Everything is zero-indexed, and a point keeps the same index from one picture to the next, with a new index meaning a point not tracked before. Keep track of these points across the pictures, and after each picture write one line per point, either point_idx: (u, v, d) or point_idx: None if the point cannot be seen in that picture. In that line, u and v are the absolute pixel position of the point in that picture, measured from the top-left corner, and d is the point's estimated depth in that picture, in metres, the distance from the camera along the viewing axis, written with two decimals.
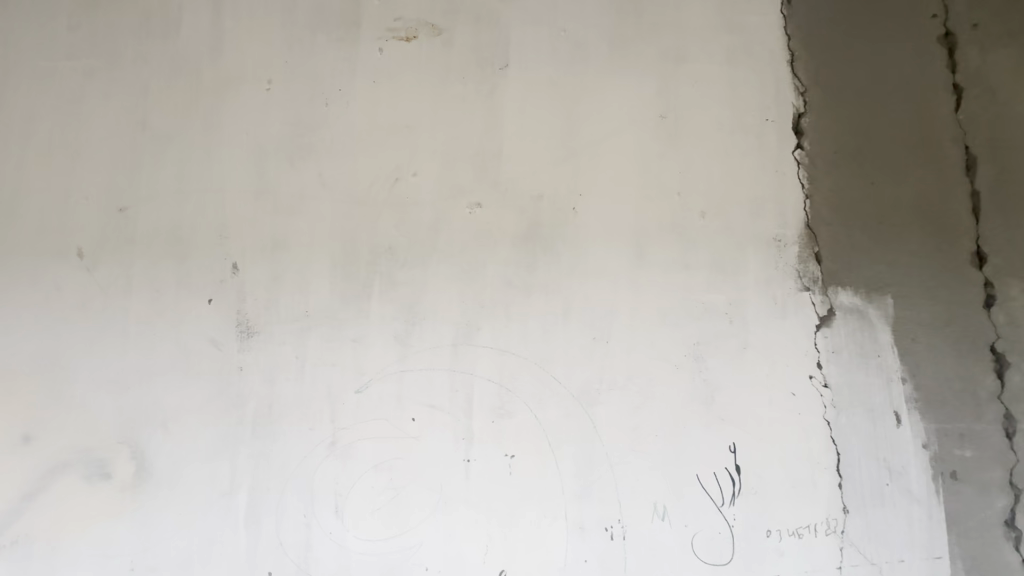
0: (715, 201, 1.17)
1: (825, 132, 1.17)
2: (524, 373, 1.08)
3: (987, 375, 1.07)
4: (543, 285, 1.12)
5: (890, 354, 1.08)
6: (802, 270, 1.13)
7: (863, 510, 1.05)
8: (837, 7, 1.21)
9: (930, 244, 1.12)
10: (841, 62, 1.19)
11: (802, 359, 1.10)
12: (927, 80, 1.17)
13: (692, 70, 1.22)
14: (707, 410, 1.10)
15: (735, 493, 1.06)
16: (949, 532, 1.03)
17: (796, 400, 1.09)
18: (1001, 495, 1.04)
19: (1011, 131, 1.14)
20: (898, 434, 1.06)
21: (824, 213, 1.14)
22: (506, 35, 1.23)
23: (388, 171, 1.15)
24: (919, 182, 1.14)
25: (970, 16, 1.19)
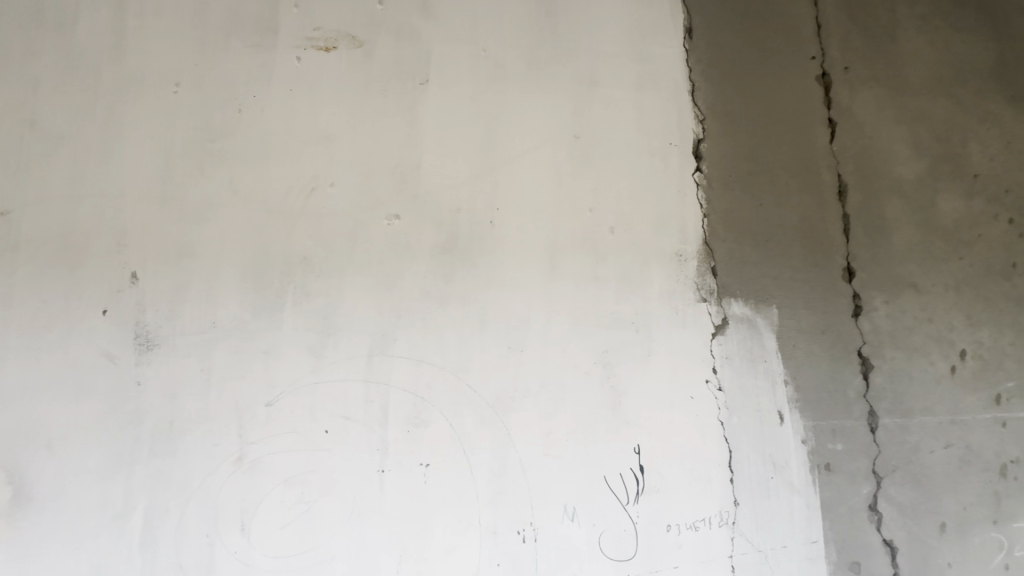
0: (623, 218, 1.24)
1: (723, 157, 1.30)
2: (438, 383, 1.12)
3: (854, 378, 1.25)
4: (459, 295, 1.16)
5: (774, 358, 1.23)
6: (700, 282, 1.24)
7: (751, 502, 1.17)
8: (734, 45, 1.36)
9: (808, 259, 1.28)
10: (737, 94, 1.34)
11: (700, 366, 1.21)
12: (805, 115, 1.36)
13: (604, 94, 1.29)
14: (614, 414, 1.16)
15: (638, 492, 1.14)
16: (823, 518, 1.19)
17: (694, 403, 1.19)
18: (866, 483, 1.21)
19: (868, 163, 1.36)
20: (781, 430, 1.20)
21: (720, 230, 1.27)
22: (427, 49, 1.25)
23: (306, 181, 1.16)
24: (798, 204, 1.31)
25: (842, 60, 1.40)
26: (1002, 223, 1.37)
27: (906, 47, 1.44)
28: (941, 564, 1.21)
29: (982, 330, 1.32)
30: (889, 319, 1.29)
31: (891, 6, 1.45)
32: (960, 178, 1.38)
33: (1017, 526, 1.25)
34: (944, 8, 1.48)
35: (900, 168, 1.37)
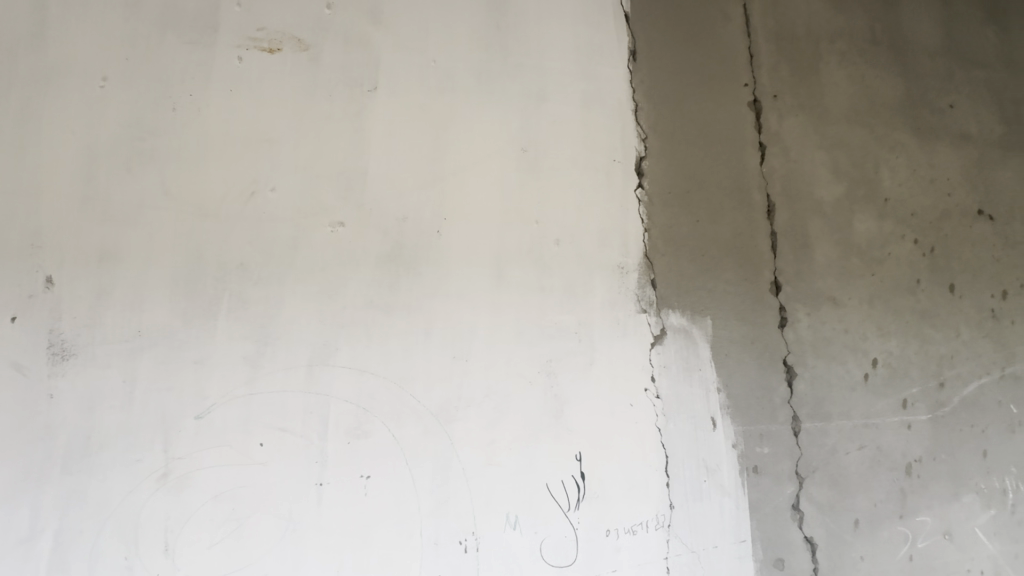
0: (568, 231, 1.27)
1: (663, 174, 1.37)
2: (381, 393, 1.10)
3: (780, 385, 1.34)
4: (404, 304, 1.15)
5: (708, 367, 1.29)
6: (641, 294, 1.29)
7: (685, 505, 1.22)
8: (674, 69, 1.43)
9: (739, 273, 1.36)
10: (676, 116, 1.41)
11: (639, 374, 1.25)
12: (738, 138, 1.45)
13: (552, 110, 1.33)
14: (557, 422, 1.18)
15: (579, 498, 1.17)
16: (751, 518, 1.26)
17: (633, 411, 1.23)
18: (789, 484, 1.30)
19: (794, 185, 1.46)
20: (714, 436, 1.27)
21: (660, 245, 1.33)
22: (375, 56, 1.24)
23: (245, 184, 1.12)
24: (731, 222, 1.39)
25: (771, 88, 1.50)
26: (908, 243, 1.52)
27: (828, 79, 1.56)
28: (854, 558, 1.31)
29: (891, 341, 1.44)
30: (811, 330, 1.39)
31: (815, 41, 1.58)
32: (873, 201, 1.51)
33: (918, 519, 1.37)
34: (861, 46, 1.62)
35: (822, 190, 1.48)
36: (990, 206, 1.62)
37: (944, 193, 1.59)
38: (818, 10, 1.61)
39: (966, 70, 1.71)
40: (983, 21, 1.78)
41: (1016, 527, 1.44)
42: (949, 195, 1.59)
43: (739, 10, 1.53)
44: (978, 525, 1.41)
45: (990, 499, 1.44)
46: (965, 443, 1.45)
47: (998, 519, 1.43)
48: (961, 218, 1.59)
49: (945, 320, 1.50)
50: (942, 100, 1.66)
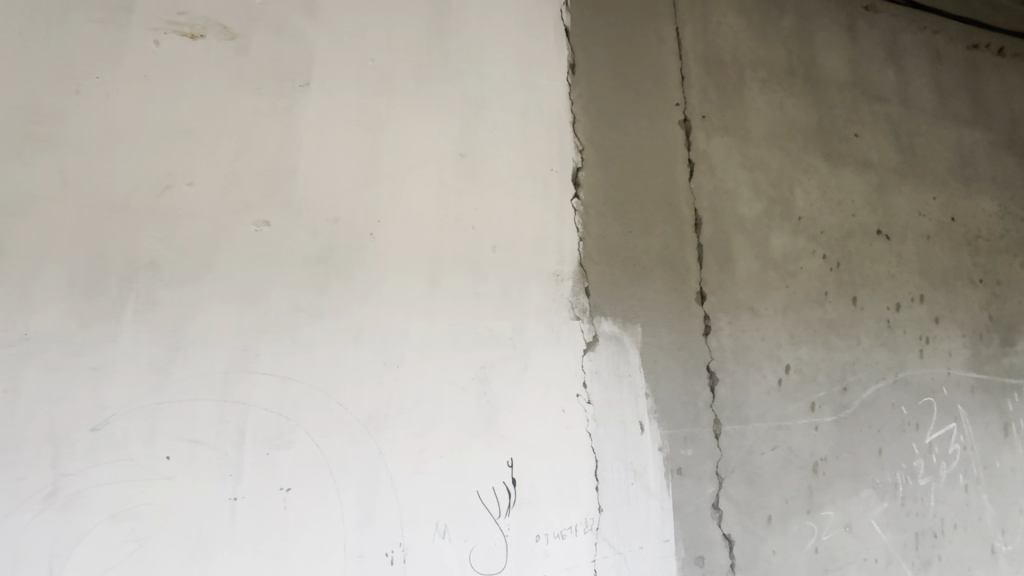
0: (505, 238, 1.28)
1: (598, 186, 1.41)
2: (305, 400, 1.06)
3: (703, 390, 1.41)
4: (334, 308, 1.11)
5: (637, 373, 1.34)
6: (574, 301, 1.32)
7: (613, 507, 1.26)
8: (611, 85, 1.48)
9: (668, 283, 1.43)
10: (612, 130, 1.46)
11: (572, 380, 1.28)
12: (669, 154, 1.52)
13: (491, 117, 1.33)
14: (490, 429, 1.18)
15: (510, 505, 1.17)
16: (674, 518, 1.31)
17: (565, 416, 1.25)
18: (710, 484, 1.36)
19: (719, 201, 1.55)
20: (641, 439, 1.31)
21: (594, 254, 1.36)
22: (309, 51, 1.20)
23: (159, 177, 1.05)
24: (661, 234, 1.45)
25: (700, 109, 1.59)
26: (818, 258, 1.65)
27: (751, 104, 1.68)
28: (767, 552, 1.40)
29: (802, 348, 1.56)
30: (732, 338, 1.48)
31: (740, 68, 1.69)
32: (788, 218, 1.64)
33: (823, 514, 1.48)
34: (780, 75, 1.75)
35: (743, 207, 1.58)
36: (887, 227, 1.80)
37: (849, 214, 1.74)
38: (743, 39, 1.72)
39: (869, 103, 1.89)
40: (883, 61, 1.97)
41: (905, 518, 1.60)
42: (853, 215, 1.75)
43: (671, 34, 1.61)
44: (874, 517, 1.55)
45: (884, 493, 1.58)
46: (863, 442, 1.58)
47: (890, 511, 1.58)
48: (863, 237, 1.75)
49: (848, 330, 1.64)
50: (849, 129, 1.82)
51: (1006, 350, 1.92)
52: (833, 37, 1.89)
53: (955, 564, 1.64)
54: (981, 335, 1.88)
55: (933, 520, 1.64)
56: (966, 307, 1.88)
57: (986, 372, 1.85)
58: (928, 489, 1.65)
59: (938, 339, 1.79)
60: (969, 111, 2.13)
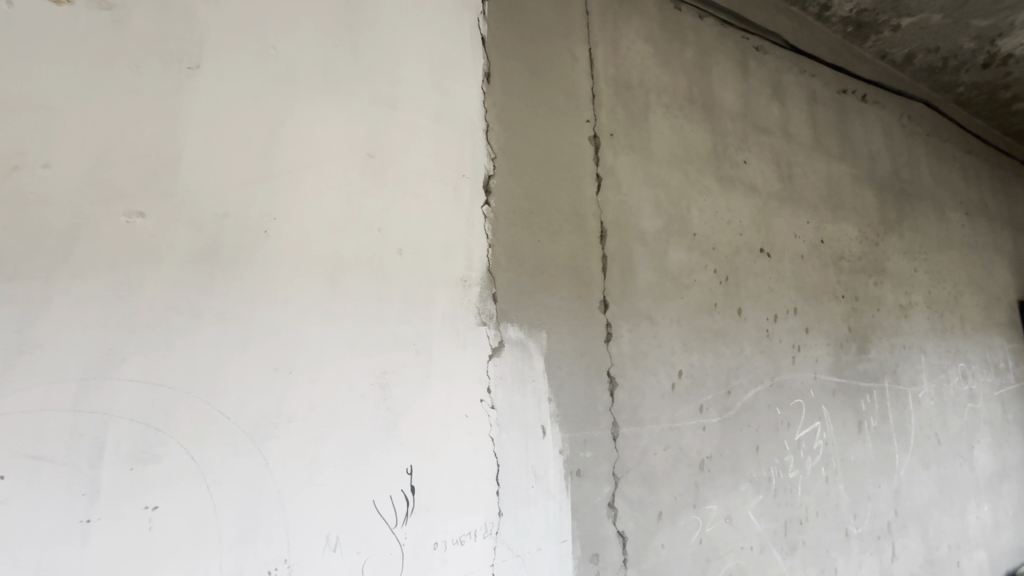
0: (412, 241, 1.27)
1: (508, 194, 1.43)
2: (180, 409, 0.97)
3: (603, 394, 1.48)
4: (218, 309, 1.03)
5: (540, 378, 1.38)
6: (481, 307, 1.33)
7: (512, 511, 1.28)
8: (524, 97, 1.52)
9: (573, 291, 1.48)
10: (524, 141, 1.49)
11: (476, 386, 1.29)
12: (578, 168, 1.58)
13: (402, 118, 1.31)
14: (389, 436, 1.16)
15: (408, 513, 1.15)
16: (572, 518, 1.36)
17: (468, 421, 1.26)
18: (607, 484, 1.43)
19: (623, 215, 1.64)
20: (543, 443, 1.35)
21: (502, 261, 1.38)
22: (201, 33, 1.11)
23: (6, 155, 0.91)
24: (568, 244, 1.51)
25: (608, 127, 1.68)
26: (709, 272, 1.80)
27: (655, 127, 1.80)
28: (657, 546, 1.49)
29: (693, 355, 1.69)
30: (631, 345, 1.56)
31: (646, 92, 1.81)
32: (685, 234, 1.77)
33: (707, 507, 1.61)
34: (681, 102, 1.90)
35: (645, 222, 1.69)
36: (769, 246, 2.00)
37: (737, 233, 1.92)
38: (650, 66, 1.84)
39: (756, 134, 2.10)
40: (769, 97, 2.20)
41: (776, 508, 1.77)
42: (741, 234, 1.93)
43: (584, 53, 1.69)
44: (750, 508, 1.70)
45: (760, 486, 1.75)
46: (743, 440, 1.74)
47: (764, 502, 1.75)
48: (749, 254, 1.93)
49: (733, 338, 1.81)
50: (739, 156, 2.01)
51: (861, 357, 2.21)
52: (728, 72, 2.08)
53: (817, 547, 1.85)
54: (842, 344, 2.15)
55: (799, 509, 1.84)
56: (831, 319, 2.14)
57: (845, 376, 2.12)
58: (796, 481, 1.85)
59: (807, 347, 2.02)
60: (837, 147, 2.43)
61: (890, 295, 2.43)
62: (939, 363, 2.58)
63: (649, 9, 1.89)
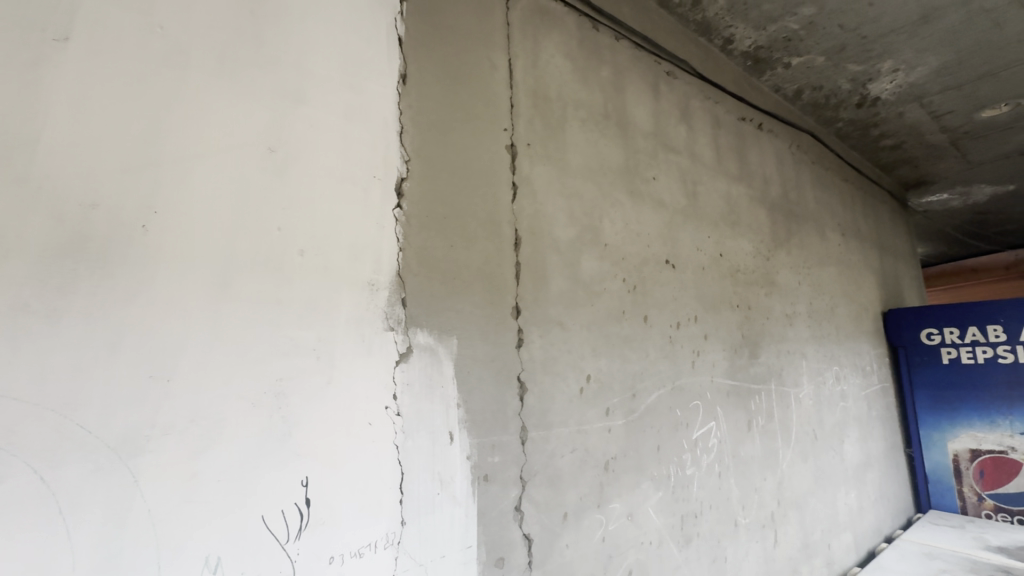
0: (316, 242, 1.21)
1: (422, 198, 1.42)
2: (27, 423, 0.85)
3: (512, 399, 1.50)
4: (82, 311, 0.92)
5: (449, 384, 1.37)
6: (390, 311, 1.30)
7: (416, 519, 1.26)
8: (441, 102, 1.52)
9: (485, 297, 1.49)
10: (439, 145, 1.49)
11: (380, 392, 1.25)
12: (494, 175, 1.60)
13: (309, 114, 1.26)
14: (283, 446, 1.09)
15: (301, 528, 1.09)
16: (478, 524, 1.36)
17: (371, 429, 1.22)
18: (514, 488, 1.45)
19: (538, 223, 1.68)
20: (450, 449, 1.34)
21: (413, 265, 1.36)
22: (71, 2, 1.00)
23: None
24: (481, 250, 1.52)
25: (525, 137, 1.72)
26: (619, 281, 1.89)
27: (571, 140, 1.87)
28: (562, 546, 1.53)
29: (601, 359, 1.77)
30: (542, 350, 1.60)
31: (563, 105, 1.87)
32: (597, 244, 1.85)
33: (610, 506, 1.68)
34: (597, 118, 1.98)
35: (559, 231, 1.74)
36: (674, 258, 2.14)
37: (645, 244, 2.03)
38: (568, 80, 1.91)
39: (664, 153, 2.24)
40: (678, 119, 2.37)
41: (674, 503, 1.90)
42: (649, 246, 2.05)
43: (504, 63, 1.71)
44: (650, 504, 1.81)
45: (660, 483, 1.86)
46: (645, 440, 1.85)
47: (663, 498, 1.86)
48: (655, 265, 2.05)
49: (639, 344, 1.91)
50: (649, 172, 2.14)
51: (752, 361, 2.42)
52: (641, 92, 2.21)
53: (710, 538, 2.00)
54: (736, 349, 2.35)
55: (694, 503, 1.97)
56: (727, 326, 2.33)
57: (738, 379, 2.31)
58: (692, 477, 1.99)
59: (706, 352, 2.18)
60: (736, 169, 2.66)
61: (778, 305, 2.69)
62: (817, 366, 2.90)
63: (569, 26, 1.96)
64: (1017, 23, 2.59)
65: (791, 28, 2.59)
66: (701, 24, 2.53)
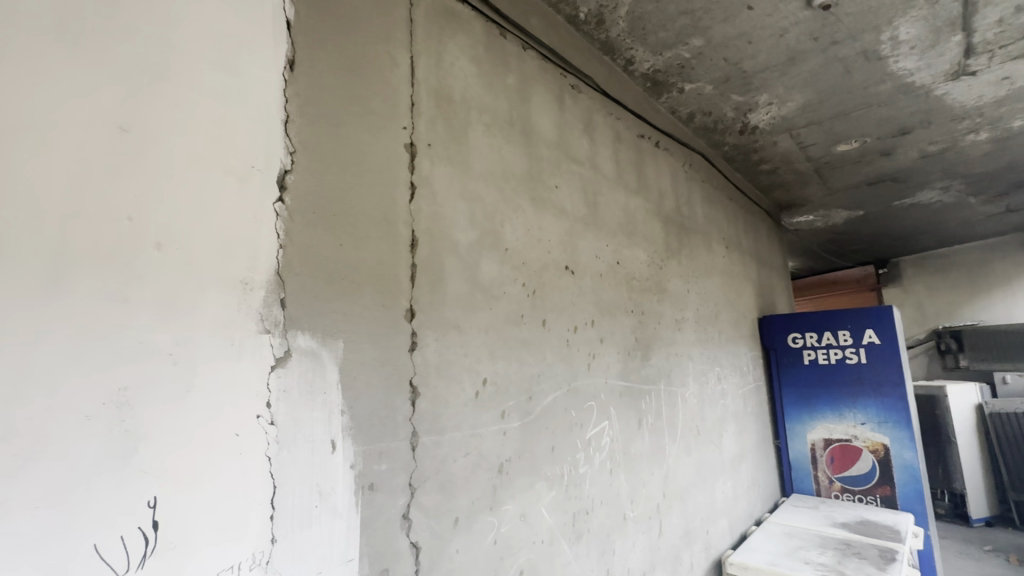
0: (176, 235, 1.09)
1: (308, 192, 1.34)
2: None
3: (403, 404, 1.46)
4: None
5: (333, 390, 1.31)
6: (266, 313, 1.21)
7: (289, 536, 1.18)
8: (335, 93, 1.45)
9: (376, 299, 1.44)
10: (330, 138, 1.41)
11: (252, 401, 1.16)
12: (391, 173, 1.55)
13: (174, 92, 1.13)
14: (126, 464, 0.97)
15: (145, 555, 0.97)
16: (361, 535, 1.31)
17: (238, 441, 1.13)
18: (402, 495, 1.41)
19: (436, 225, 1.66)
20: (331, 458, 1.27)
21: (295, 263, 1.28)
22: None
23: None
24: (374, 250, 1.47)
25: (426, 138, 1.69)
26: (518, 285, 1.92)
27: (474, 143, 1.87)
28: (452, 552, 1.51)
29: (498, 363, 1.78)
30: (437, 354, 1.58)
31: (467, 109, 1.87)
32: (497, 248, 1.87)
33: (503, 508, 1.70)
34: (501, 124, 2.01)
35: (459, 234, 1.73)
36: (573, 264, 2.22)
37: (546, 250, 2.09)
38: (472, 84, 1.91)
39: (567, 162, 2.32)
40: (581, 131, 2.47)
41: (567, 501, 1.96)
42: (549, 252, 2.11)
43: (405, 60, 1.67)
44: (543, 504, 1.85)
45: (553, 483, 1.91)
46: (540, 442, 1.89)
47: (556, 497, 1.91)
48: (555, 271, 2.12)
49: (537, 347, 1.95)
50: (552, 181, 2.21)
51: (644, 363, 2.58)
52: (546, 103, 2.27)
53: (600, 532, 2.09)
54: (629, 352, 2.49)
55: (586, 500, 2.06)
56: (621, 330, 2.46)
57: (630, 380, 2.45)
58: (585, 475, 2.07)
59: (601, 355, 2.29)
60: (634, 183, 2.83)
61: (668, 311, 2.90)
62: (702, 368, 3.16)
63: (475, 30, 1.97)
64: (863, 72, 3.01)
65: (684, 57, 2.81)
66: (604, 43, 2.66)
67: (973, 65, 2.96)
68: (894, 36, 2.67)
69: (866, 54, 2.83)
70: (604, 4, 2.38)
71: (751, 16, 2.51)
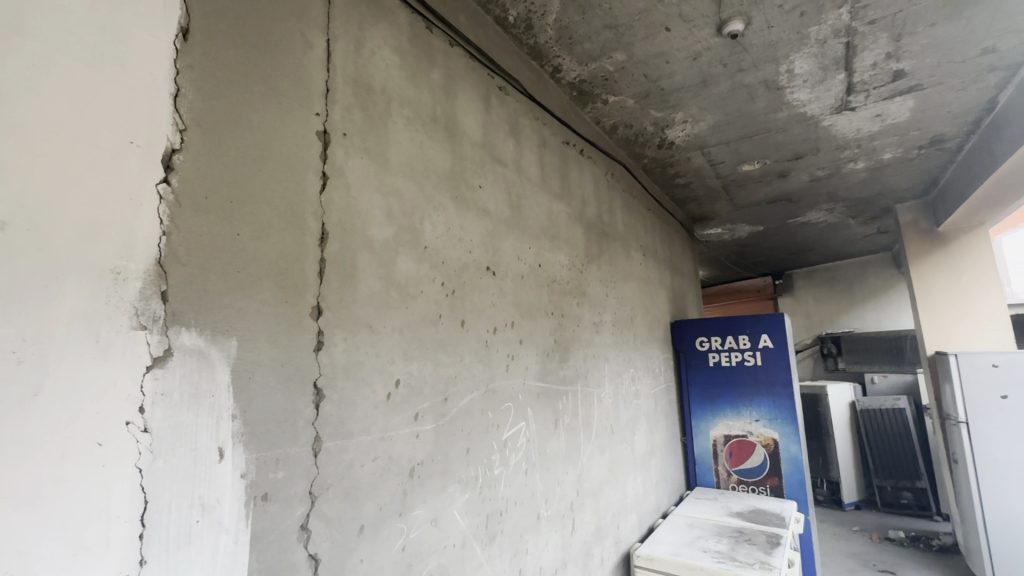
0: (26, 214, 0.94)
1: (200, 175, 1.21)
2: None
3: (305, 407, 1.37)
4: None
5: (223, 393, 1.20)
6: (141, 307, 1.08)
7: (162, 555, 1.06)
8: (236, 70, 1.33)
9: (278, 294, 1.34)
10: (229, 118, 1.29)
11: (120, 405, 1.02)
12: (300, 161, 1.46)
13: (29, 49, 0.98)
14: None
15: None
16: (250, 550, 1.21)
17: (102, 451, 0.99)
18: (300, 505, 1.32)
19: (349, 218, 1.58)
20: (218, 468, 1.17)
21: (181, 252, 1.15)
22: None
23: None
24: (278, 242, 1.36)
25: (341, 126, 1.60)
26: (436, 284, 1.88)
27: (394, 137, 1.80)
28: (355, 562, 1.44)
29: (412, 364, 1.73)
30: (345, 354, 1.50)
31: (388, 100, 1.80)
32: (415, 246, 1.81)
33: (413, 513, 1.65)
34: (424, 119, 1.96)
35: (374, 229, 1.66)
36: (494, 265, 2.22)
37: (466, 250, 2.07)
38: (394, 76, 1.85)
39: (491, 163, 2.32)
40: (507, 133, 2.48)
41: (480, 503, 1.95)
42: (470, 252, 2.09)
43: (320, 43, 1.58)
44: (456, 507, 1.82)
45: (467, 485, 1.89)
46: (455, 444, 1.86)
47: (469, 499, 1.89)
48: (476, 271, 2.10)
49: (454, 348, 1.92)
50: (475, 180, 2.19)
51: (561, 365, 2.63)
52: (472, 102, 2.25)
53: (513, 533, 2.10)
54: (548, 354, 2.53)
55: (500, 502, 2.05)
56: (541, 332, 2.49)
57: (548, 381, 2.49)
58: (500, 477, 2.07)
59: (520, 356, 2.30)
60: (558, 188, 2.89)
61: (587, 314, 2.99)
62: (617, 369, 3.29)
63: (399, 20, 1.91)
64: (764, 100, 3.30)
65: (608, 69, 2.92)
66: (533, 48, 2.70)
67: (853, 101, 3.35)
68: (789, 69, 2.95)
69: (767, 83, 3.11)
70: (533, 9, 2.40)
71: (669, 38, 2.66)
